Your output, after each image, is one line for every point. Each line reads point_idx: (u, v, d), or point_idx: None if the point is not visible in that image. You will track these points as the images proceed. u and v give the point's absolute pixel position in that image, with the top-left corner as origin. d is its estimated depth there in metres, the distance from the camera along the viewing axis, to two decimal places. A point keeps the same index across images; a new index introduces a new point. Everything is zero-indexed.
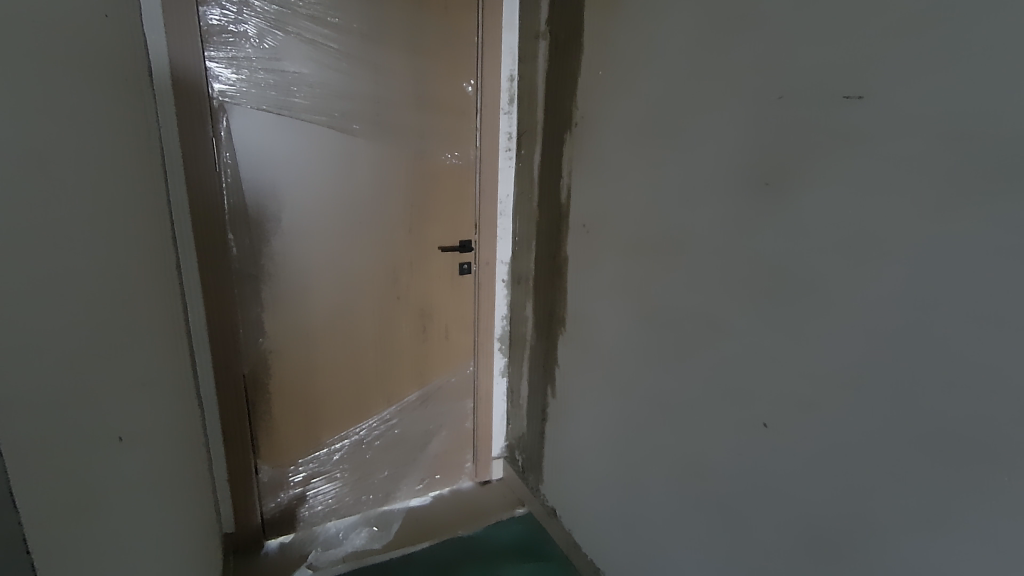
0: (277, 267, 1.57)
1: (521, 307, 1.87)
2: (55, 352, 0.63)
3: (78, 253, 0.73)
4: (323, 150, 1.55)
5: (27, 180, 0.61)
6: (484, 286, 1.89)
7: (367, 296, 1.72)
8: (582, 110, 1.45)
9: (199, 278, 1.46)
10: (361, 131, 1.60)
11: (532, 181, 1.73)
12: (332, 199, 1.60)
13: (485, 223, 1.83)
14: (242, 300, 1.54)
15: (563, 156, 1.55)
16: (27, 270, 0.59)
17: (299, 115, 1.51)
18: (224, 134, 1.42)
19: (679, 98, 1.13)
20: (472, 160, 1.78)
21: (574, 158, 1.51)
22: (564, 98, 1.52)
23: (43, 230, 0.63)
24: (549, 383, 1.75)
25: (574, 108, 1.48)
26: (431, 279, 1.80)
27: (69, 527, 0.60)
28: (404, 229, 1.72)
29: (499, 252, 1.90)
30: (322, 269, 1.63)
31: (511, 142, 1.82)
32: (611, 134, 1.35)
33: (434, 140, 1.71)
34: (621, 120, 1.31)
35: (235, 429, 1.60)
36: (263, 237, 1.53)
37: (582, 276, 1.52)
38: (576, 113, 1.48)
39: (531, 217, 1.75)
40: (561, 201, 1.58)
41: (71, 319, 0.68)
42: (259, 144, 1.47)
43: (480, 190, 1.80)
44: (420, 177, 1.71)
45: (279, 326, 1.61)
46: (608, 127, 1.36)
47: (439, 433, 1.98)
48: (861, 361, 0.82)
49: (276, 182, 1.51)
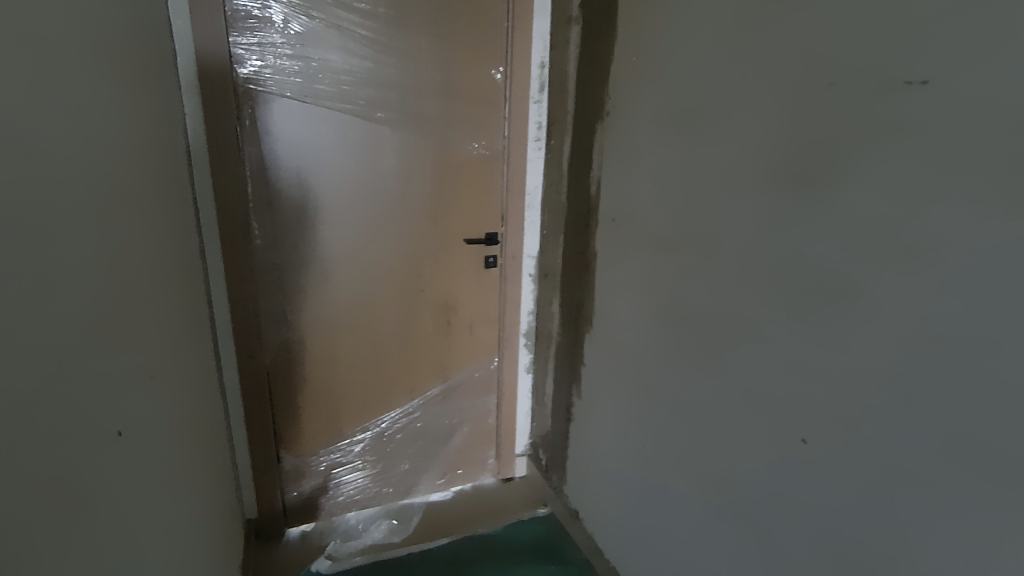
0: (299, 258, 1.56)
1: (547, 302, 1.82)
2: (56, 345, 0.61)
3: (91, 247, 0.72)
4: (347, 139, 1.53)
5: (30, 168, 0.59)
6: (510, 280, 1.84)
7: (389, 287, 1.69)
8: (615, 99, 1.38)
9: (223, 266, 1.46)
10: (386, 119, 1.56)
11: (561, 173, 1.66)
12: (356, 189, 1.57)
13: (512, 215, 1.78)
14: (264, 289, 1.53)
15: (593, 147, 1.49)
16: (30, 262, 0.57)
17: (322, 102, 1.48)
18: (248, 121, 1.41)
19: (715, 84, 1.05)
20: (499, 151, 1.72)
21: (605, 150, 1.44)
22: (595, 86, 1.46)
23: (47, 219, 0.61)
24: (574, 382, 1.69)
25: (605, 96, 1.42)
26: (455, 271, 1.76)
27: (66, 523, 0.59)
28: (428, 221, 1.69)
29: (526, 246, 1.84)
30: (346, 261, 1.61)
31: (540, 132, 1.76)
32: (643, 123, 1.27)
33: (460, 129, 1.66)
34: (654, 108, 1.23)
35: (256, 418, 1.60)
36: (287, 226, 1.52)
37: (609, 272, 1.45)
38: (607, 102, 1.41)
39: (559, 209, 1.69)
40: (590, 194, 1.51)
41: (74, 310, 0.66)
42: (282, 132, 1.46)
43: (507, 182, 1.74)
44: (445, 167, 1.67)
45: (301, 317, 1.60)
46: (641, 116, 1.28)
47: (461, 428, 1.95)
48: (907, 376, 0.74)
49: (298, 171, 1.50)
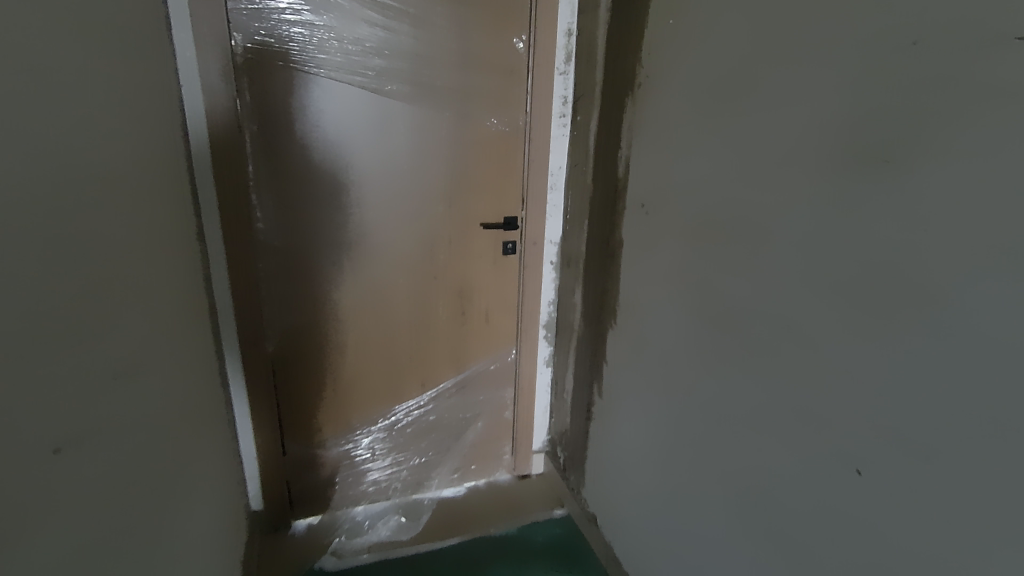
0: (305, 241, 1.47)
1: (569, 292, 1.68)
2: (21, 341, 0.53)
3: (53, 225, 0.62)
4: (355, 113, 1.42)
5: None
6: (531, 268, 1.71)
7: (400, 272, 1.59)
8: (649, 68, 1.23)
9: (223, 247, 1.38)
10: (398, 92, 1.45)
11: (587, 152, 1.51)
12: (366, 168, 1.47)
13: (534, 198, 1.64)
14: (267, 273, 1.45)
15: (622, 123, 1.34)
16: None
17: (329, 73, 1.38)
18: (248, 94, 1.32)
19: (765, 49, 0.90)
20: (520, 127, 1.59)
21: (635, 125, 1.29)
22: (627, 54, 1.30)
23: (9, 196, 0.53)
24: (596, 380, 1.56)
25: (637, 66, 1.27)
26: (471, 257, 1.65)
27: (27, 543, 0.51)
28: (443, 203, 1.58)
29: (548, 231, 1.70)
30: (355, 245, 1.52)
31: (566, 107, 1.61)
32: (682, 93, 1.12)
33: (479, 103, 1.54)
34: (694, 75, 1.08)
35: (261, 406, 1.54)
36: (291, 207, 1.43)
37: (637, 262, 1.31)
38: (639, 72, 1.26)
39: (584, 192, 1.54)
40: (617, 175, 1.37)
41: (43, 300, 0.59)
42: (286, 105, 1.36)
43: (528, 162, 1.61)
44: (462, 145, 1.55)
45: (307, 303, 1.52)
46: (678, 85, 1.13)
47: (476, 423, 1.85)
48: (997, 407, 0.59)
49: (303, 147, 1.40)
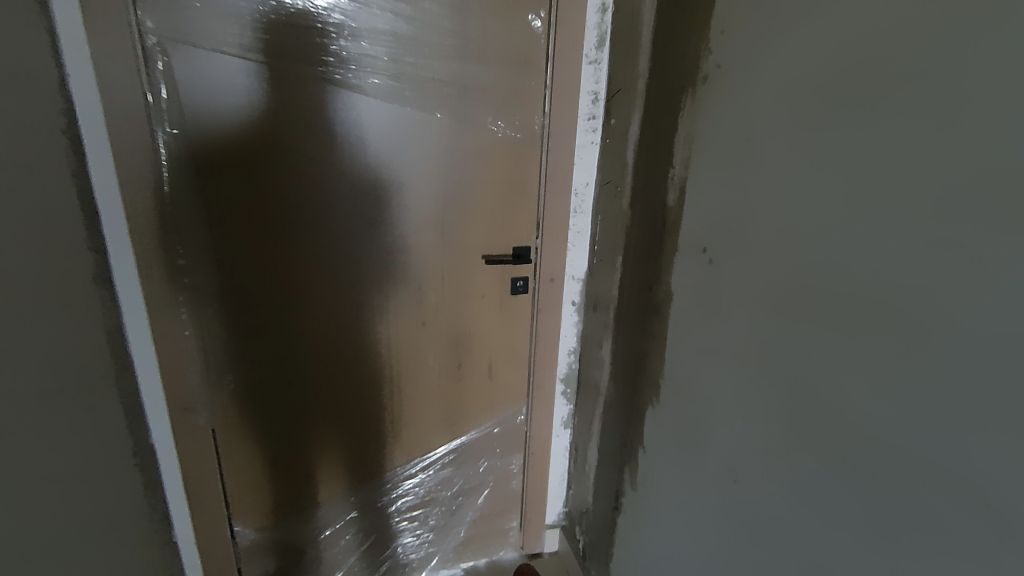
0: (253, 282, 1.13)
1: (595, 344, 1.31)
2: None
3: None
4: (316, 115, 1.07)
5: None
6: (547, 312, 1.34)
7: (381, 317, 1.25)
8: (721, 55, 0.84)
9: (140, 291, 1.04)
10: (373, 88, 1.10)
11: (626, 169, 1.13)
12: (333, 187, 1.12)
13: (551, 225, 1.28)
14: (202, 324, 1.11)
15: (676, 134, 0.96)
16: None
17: (278, 61, 1.02)
18: (165, 89, 0.96)
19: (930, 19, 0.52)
20: (534, 134, 1.23)
21: (694, 137, 0.91)
22: (687, 34, 0.92)
23: None
24: (628, 464, 1.19)
25: (702, 52, 0.88)
26: (470, 298, 1.30)
27: None
28: (433, 231, 1.23)
29: (570, 265, 1.33)
30: (320, 284, 1.18)
31: (596, 107, 1.23)
32: (774, 90, 0.73)
33: (480, 102, 1.18)
34: (799, 63, 0.69)
35: (201, 486, 1.20)
36: (230, 240, 1.08)
37: (694, 328, 0.93)
38: (705, 61, 0.88)
39: (621, 220, 1.16)
40: (668, 205, 0.99)
41: None
42: (217, 105, 1.00)
43: (546, 179, 1.25)
44: (458, 157, 1.20)
45: (257, 360, 1.18)
46: (768, 79, 0.74)
47: (478, 494, 1.51)
48: None
49: (245, 162, 1.05)
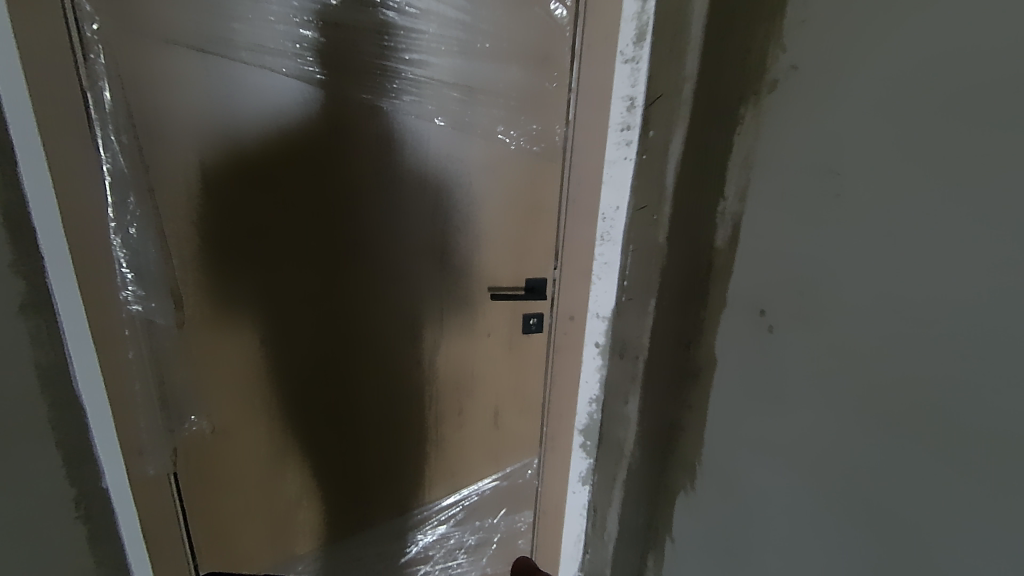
0: (224, 311, 0.98)
1: (620, 398, 1.10)
2: None
3: None
4: (290, 120, 0.91)
5: None
6: (564, 354, 1.16)
7: (371, 351, 1.10)
8: (807, 55, 0.61)
9: (86, 325, 0.86)
10: (358, 89, 0.93)
11: (663, 196, 0.90)
12: (316, 204, 0.97)
13: (571, 254, 1.09)
14: (160, 358, 0.96)
15: (730, 157, 0.73)
16: None
17: (242, 56, 0.86)
18: (108, 88, 0.81)
19: None
20: (554, 146, 1.01)
21: (760, 163, 0.68)
22: (754, 25, 0.68)
23: None
24: (654, 551, 0.98)
25: (770, 51, 0.65)
26: (474, 334, 1.13)
27: None
28: (431, 256, 1.07)
29: (594, 303, 1.09)
30: (301, 315, 1.03)
31: (632, 115, 0.95)
32: (902, 111, 0.50)
33: (485, 106, 1.01)
34: (952, 77, 0.45)
35: (163, 538, 1.03)
36: (195, 263, 0.94)
37: (751, 412, 0.71)
38: (776, 63, 0.65)
39: (657, 258, 0.93)
40: (716, 246, 0.76)
41: None
42: (170, 107, 0.85)
43: (566, 202, 1.05)
44: (460, 171, 1.03)
45: (227, 398, 1.04)
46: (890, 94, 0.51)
47: (480, 550, 1.33)
48: None
49: (211, 174, 0.90)
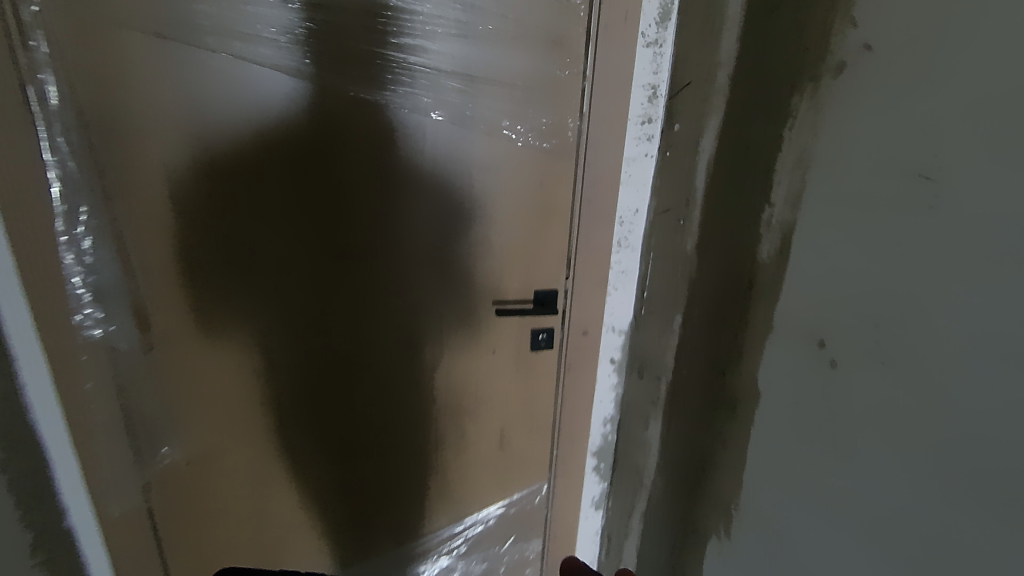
0: (194, 332, 0.87)
1: (641, 421, 0.99)
2: None
3: None
4: (263, 115, 0.79)
5: None
6: (576, 372, 1.04)
7: (363, 374, 0.98)
8: (887, 30, 0.50)
9: (42, 347, 0.76)
10: (340, 78, 0.80)
11: (693, 199, 0.80)
12: (296, 211, 0.85)
13: (586, 263, 0.96)
14: (126, 386, 0.85)
15: (779, 154, 0.61)
16: None
17: (209, 41, 0.74)
18: (52, 81, 0.70)
19: None
20: (568, 141, 0.89)
21: (817, 162, 0.57)
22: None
23: None
24: None
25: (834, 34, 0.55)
26: (480, 355, 1.01)
27: None
28: (429, 269, 0.93)
29: (611, 313, 1.01)
30: (281, 335, 0.91)
31: (653, 107, 0.89)
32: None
33: (490, 96, 0.86)
34: None
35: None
36: (160, 279, 0.82)
37: (809, 455, 0.62)
38: (843, 40, 0.54)
39: (686, 268, 0.83)
40: (760, 258, 0.65)
41: None
42: (126, 101, 0.74)
43: (581, 206, 0.92)
44: (461, 172, 0.88)
45: (203, 427, 0.93)
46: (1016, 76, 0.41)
47: None
48: None
49: (176, 179, 0.78)
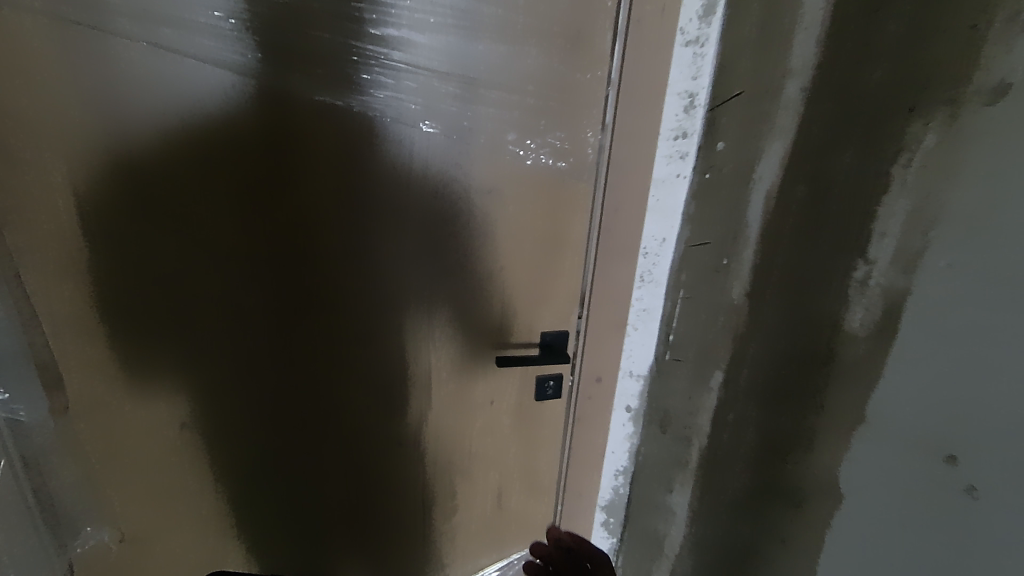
0: (123, 389, 0.70)
1: (665, 484, 0.86)
2: None
3: None
4: (202, 125, 0.62)
5: None
6: (586, 424, 0.91)
7: (337, 434, 0.82)
8: None
9: None
10: (303, 80, 0.63)
11: (744, 234, 0.67)
12: (252, 244, 0.68)
13: (602, 300, 0.82)
14: (40, 456, 0.69)
15: (885, 201, 0.50)
16: None
17: (121, 24, 0.57)
18: None
19: None
20: (586, 160, 0.74)
21: (949, 216, 0.46)
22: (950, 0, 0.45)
23: None
24: None
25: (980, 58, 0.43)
26: (476, 407, 0.86)
27: None
28: (415, 313, 0.78)
29: (629, 355, 0.88)
30: (234, 390, 0.75)
31: (690, 120, 0.76)
32: None
33: (492, 103, 0.70)
34: None
35: None
36: (72, 329, 0.66)
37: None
38: (1007, 55, 0.41)
39: (732, 318, 0.70)
40: (849, 328, 0.54)
41: None
42: (9, 104, 0.56)
43: (597, 234, 0.78)
44: (454, 196, 0.72)
45: (137, 501, 0.76)
46: None
47: None
48: None
49: (87, 206, 0.61)
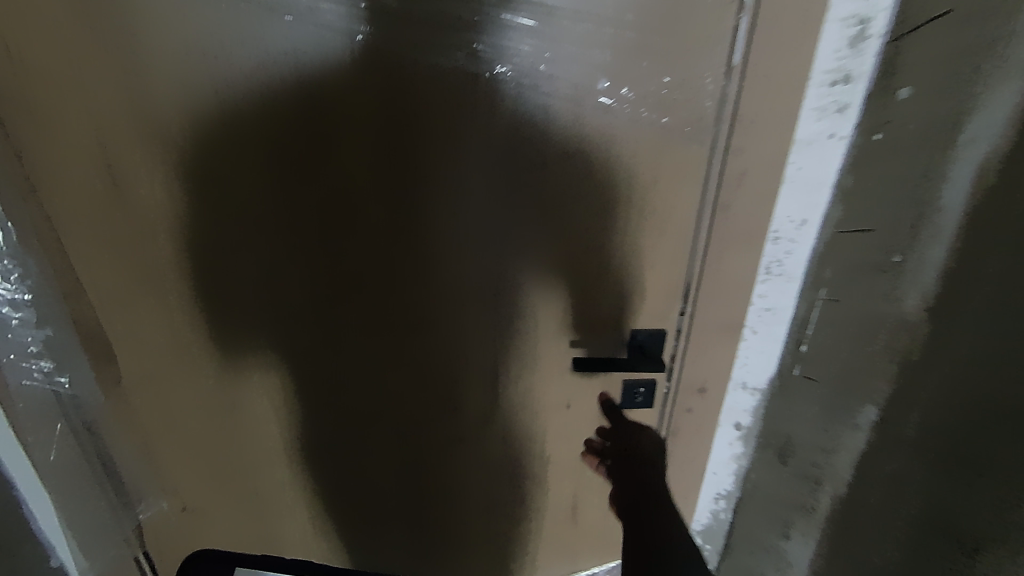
0: (174, 363, 0.67)
1: (785, 522, 0.70)
2: None
3: None
4: (232, 75, 0.53)
5: None
6: (684, 440, 0.75)
7: (397, 427, 0.74)
8: None
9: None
10: (344, 15, 0.51)
11: (936, 225, 0.50)
12: (297, 215, 0.60)
13: (714, 295, 0.65)
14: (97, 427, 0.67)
15: None
16: None
17: None
18: None
19: None
20: (704, 114, 0.57)
21: None
22: None
23: None
24: None
25: None
26: (552, 408, 0.74)
27: None
28: (482, 300, 0.66)
29: (745, 362, 0.72)
30: (286, 371, 0.69)
31: (858, 58, 0.55)
32: None
33: (583, 41, 0.54)
34: None
35: None
36: (118, 300, 0.62)
37: None
38: None
39: (900, 338, 0.53)
40: None
41: None
42: (32, 54, 0.50)
43: (712, 211, 0.61)
44: (530, 162, 0.59)
45: (195, 473, 0.74)
46: None
47: None
48: None
49: (119, 167, 0.56)
